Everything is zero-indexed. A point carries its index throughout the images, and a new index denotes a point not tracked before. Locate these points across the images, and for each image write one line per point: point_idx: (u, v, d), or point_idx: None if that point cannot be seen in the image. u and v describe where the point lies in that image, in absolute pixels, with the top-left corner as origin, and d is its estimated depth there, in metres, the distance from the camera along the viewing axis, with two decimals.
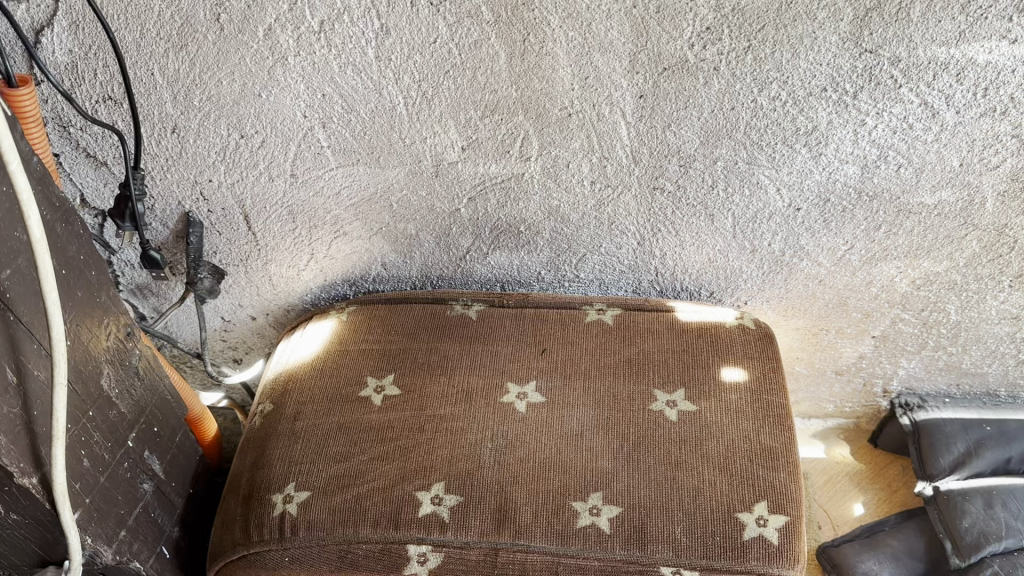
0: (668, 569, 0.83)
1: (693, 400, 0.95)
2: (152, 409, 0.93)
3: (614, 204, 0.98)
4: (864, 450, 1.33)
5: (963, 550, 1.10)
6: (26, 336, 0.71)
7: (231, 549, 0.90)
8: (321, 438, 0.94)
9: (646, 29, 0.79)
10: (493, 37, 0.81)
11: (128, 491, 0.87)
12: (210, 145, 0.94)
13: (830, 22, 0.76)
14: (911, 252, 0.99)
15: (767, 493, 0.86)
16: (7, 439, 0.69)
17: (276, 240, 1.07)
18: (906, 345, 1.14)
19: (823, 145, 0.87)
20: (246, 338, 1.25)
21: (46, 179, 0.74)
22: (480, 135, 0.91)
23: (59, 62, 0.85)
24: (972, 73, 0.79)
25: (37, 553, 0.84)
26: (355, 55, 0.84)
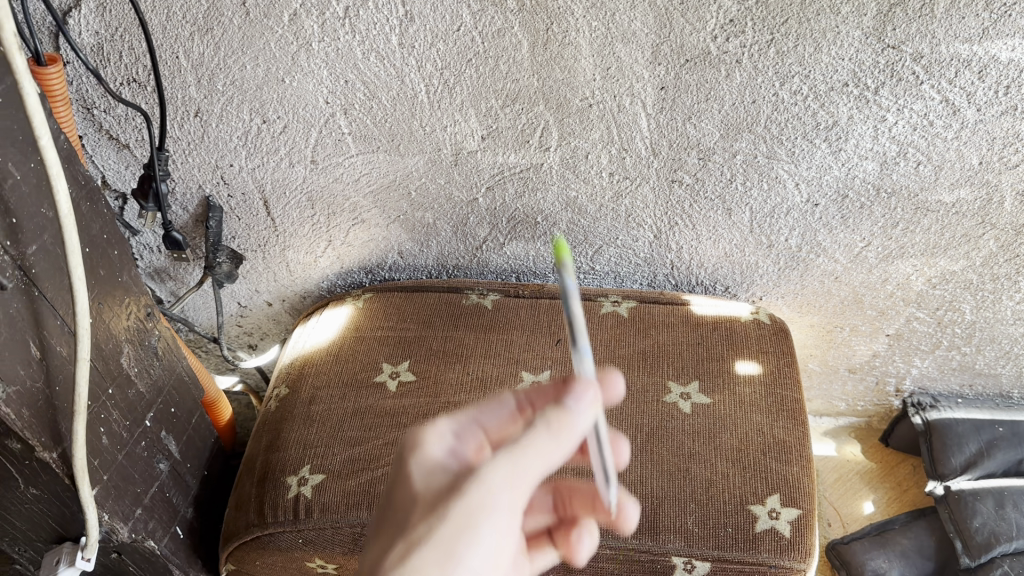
0: (679, 559, 0.83)
1: (707, 393, 0.95)
2: (170, 390, 0.94)
3: (632, 196, 0.98)
4: (875, 449, 1.32)
5: (973, 549, 1.11)
6: (50, 312, 0.72)
7: (245, 530, 0.91)
8: (336, 423, 0.95)
9: (670, 21, 0.79)
10: (517, 26, 0.82)
11: (144, 470, 0.88)
12: (232, 130, 0.95)
13: (854, 17, 0.77)
14: (928, 250, 0.98)
15: (780, 487, 0.87)
16: (29, 413, 0.70)
17: (294, 226, 1.08)
18: (919, 344, 1.14)
19: (843, 140, 0.88)
20: (261, 324, 1.26)
21: (72, 157, 0.75)
22: (501, 124, 0.92)
23: (87, 43, 0.86)
24: (994, 70, 0.78)
25: (55, 529, 0.85)
26: (378, 41, 0.85)
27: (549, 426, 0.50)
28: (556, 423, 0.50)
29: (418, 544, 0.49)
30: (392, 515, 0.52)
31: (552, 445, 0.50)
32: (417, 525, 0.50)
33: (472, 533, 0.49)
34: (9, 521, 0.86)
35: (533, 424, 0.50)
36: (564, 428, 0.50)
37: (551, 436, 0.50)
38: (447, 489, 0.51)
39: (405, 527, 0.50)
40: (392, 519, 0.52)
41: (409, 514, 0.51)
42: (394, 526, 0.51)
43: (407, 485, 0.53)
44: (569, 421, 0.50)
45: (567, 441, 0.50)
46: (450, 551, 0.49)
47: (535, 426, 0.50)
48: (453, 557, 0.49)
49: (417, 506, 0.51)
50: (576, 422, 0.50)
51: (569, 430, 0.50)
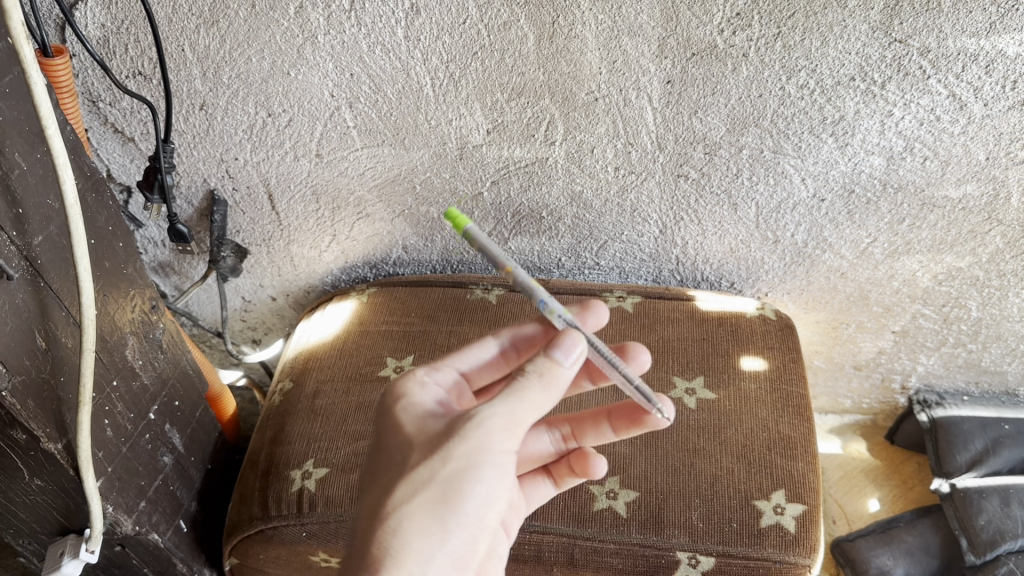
0: (684, 554, 0.83)
1: (712, 388, 0.95)
2: (174, 383, 0.94)
3: (637, 190, 0.98)
4: (881, 446, 1.32)
5: (978, 547, 1.10)
6: (55, 306, 0.72)
7: (249, 524, 0.91)
8: (340, 416, 0.95)
9: (676, 14, 0.79)
10: (523, 19, 0.82)
11: (148, 462, 0.88)
12: (237, 123, 0.95)
13: (861, 11, 0.76)
14: (935, 246, 0.98)
15: (786, 482, 0.86)
16: (33, 403, 0.70)
17: (299, 220, 1.08)
18: (925, 342, 1.14)
19: (849, 135, 0.87)
20: (265, 319, 1.26)
21: (78, 148, 0.75)
22: (506, 118, 0.92)
23: (93, 36, 0.86)
24: (1001, 65, 0.78)
25: (59, 521, 0.85)
26: (384, 34, 0.85)
27: (540, 376, 0.56)
28: (546, 374, 0.56)
29: (421, 482, 0.55)
30: (390, 458, 0.57)
31: (543, 393, 0.56)
32: (417, 466, 0.55)
33: (471, 469, 0.55)
34: (12, 513, 0.86)
35: (522, 375, 0.56)
36: (552, 378, 0.56)
37: (543, 386, 0.56)
38: (442, 431, 0.56)
39: (406, 467, 0.55)
40: (391, 461, 0.57)
41: (408, 458, 0.56)
42: (395, 467, 0.56)
43: (402, 429, 0.58)
44: (558, 371, 0.56)
45: (554, 390, 0.57)
46: (451, 485, 0.55)
47: (525, 378, 0.56)
48: (454, 490, 0.55)
49: (415, 447, 0.56)
50: (563, 372, 0.56)
51: (555, 379, 0.56)
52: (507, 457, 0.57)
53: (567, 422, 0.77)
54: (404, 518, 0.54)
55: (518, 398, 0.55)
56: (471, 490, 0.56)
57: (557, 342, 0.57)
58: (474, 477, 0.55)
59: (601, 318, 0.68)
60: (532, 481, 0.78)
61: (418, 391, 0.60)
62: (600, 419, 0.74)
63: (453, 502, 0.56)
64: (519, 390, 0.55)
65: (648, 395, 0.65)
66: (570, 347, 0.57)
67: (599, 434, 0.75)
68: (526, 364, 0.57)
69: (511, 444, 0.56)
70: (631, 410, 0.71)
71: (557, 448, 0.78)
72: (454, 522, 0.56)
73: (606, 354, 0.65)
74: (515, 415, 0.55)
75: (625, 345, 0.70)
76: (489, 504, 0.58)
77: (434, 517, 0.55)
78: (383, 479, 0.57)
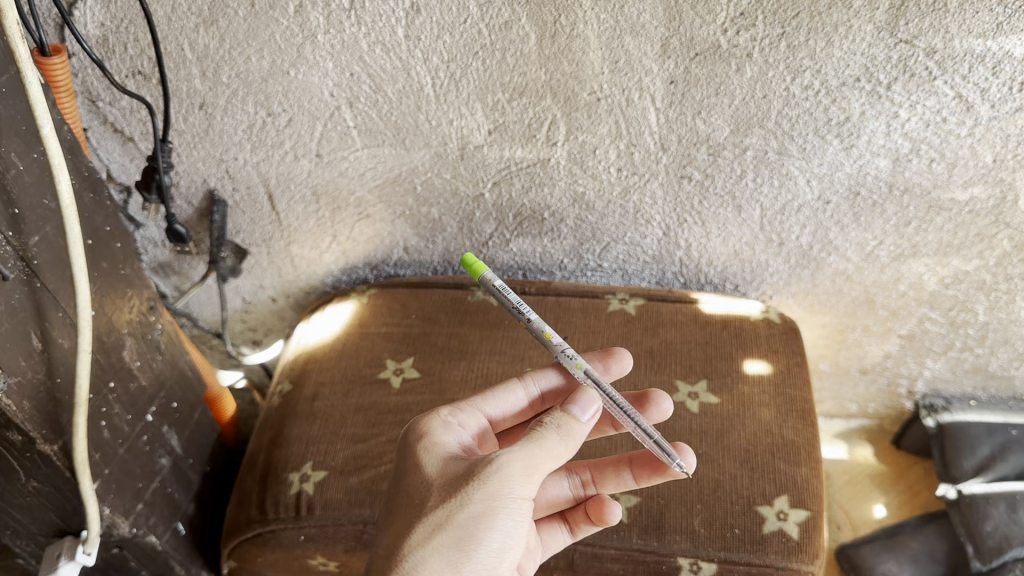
0: (686, 561, 0.81)
1: (715, 392, 0.94)
2: (172, 384, 0.93)
3: (640, 192, 0.97)
4: (888, 450, 1.30)
5: (984, 553, 1.10)
6: (51, 304, 0.70)
7: (247, 526, 0.90)
8: (340, 420, 0.94)
9: (679, 13, 0.78)
10: (524, 19, 0.81)
11: (145, 464, 0.87)
12: (236, 123, 0.95)
13: (866, 11, 0.75)
14: (941, 249, 0.97)
15: (789, 487, 0.85)
16: (29, 404, 0.69)
17: (300, 221, 1.07)
18: (932, 346, 1.12)
19: (854, 136, 0.86)
20: (265, 320, 1.25)
21: (75, 148, 0.74)
22: (508, 118, 0.91)
23: (92, 35, 0.86)
24: (1008, 66, 0.77)
25: (55, 523, 0.84)
26: (384, 34, 0.84)
27: (558, 429, 0.62)
28: (564, 427, 0.62)
29: (439, 523, 0.58)
30: (408, 499, 0.61)
31: (560, 446, 0.61)
32: (435, 508, 0.58)
33: (488, 514, 0.58)
34: (9, 514, 0.85)
35: (543, 427, 0.61)
36: (570, 431, 0.62)
37: (560, 439, 0.61)
38: (463, 473, 0.60)
39: (426, 508, 0.59)
40: (410, 503, 0.60)
41: (427, 497, 0.60)
42: (415, 507, 0.60)
43: (423, 470, 0.62)
44: (575, 426, 0.62)
45: (572, 442, 0.62)
46: (468, 530, 0.58)
47: (545, 429, 0.61)
48: (472, 535, 0.58)
49: (435, 489, 0.60)
50: (580, 427, 0.63)
51: (573, 434, 0.62)
52: (525, 507, 0.60)
53: (589, 468, 0.79)
54: (420, 558, 0.57)
55: (537, 446, 0.60)
56: (488, 538, 0.58)
57: (575, 400, 0.64)
58: (492, 523, 0.58)
59: (623, 367, 0.76)
60: (548, 526, 0.79)
61: (443, 434, 0.65)
62: (621, 466, 0.77)
63: (468, 549, 0.58)
64: (539, 439, 0.61)
65: (666, 449, 0.69)
66: (587, 405, 0.64)
67: (620, 482, 0.77)
68: (546, 417, 0.63)
69: (529, 494, 0.60)
70: (653, 459, 0.74)
71: (574, 494, 0.78)
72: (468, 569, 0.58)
73: (620, 404, 0.70)
74: (533, 462, 0.59)
75: (647, 393, 0.75)
76: (505, 556, 0.60)
77: (449, 562, 0.57)
78: (401, 519, 0.60)
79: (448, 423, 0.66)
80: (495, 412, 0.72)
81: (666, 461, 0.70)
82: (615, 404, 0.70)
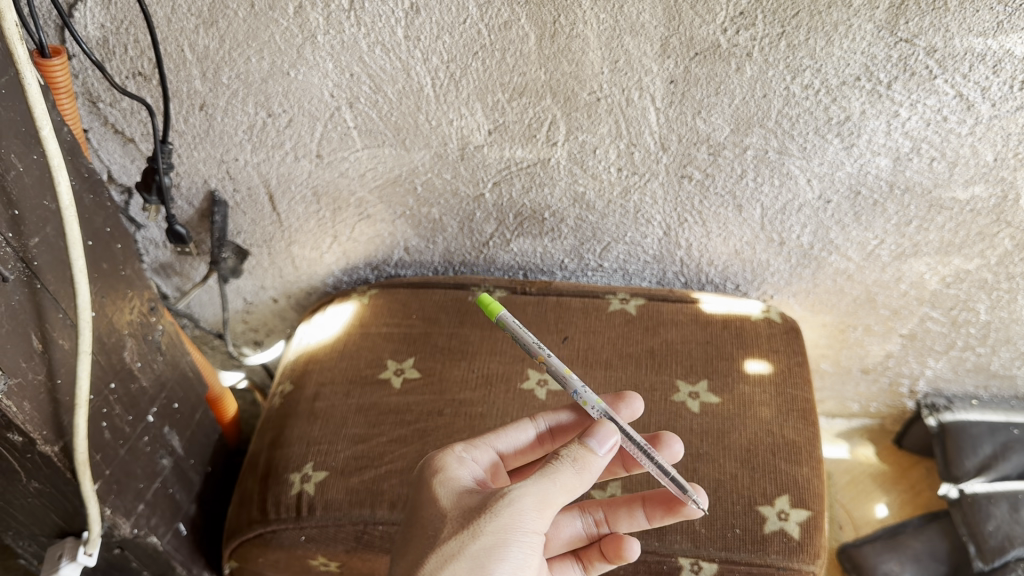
0: (686, 561, 0.81)
1: (716, 392, 0.94)
2: (173, 385, 0.93)
3: (640, 191, 0.97)
4: (889, 450, 1.30)
5: (986, 553, 1.10)
6: (51, 305, 0.70)
7: (247, 526, 0.90)
8: (341, 421, 0.94)
9: (679, 13, 0.78)
10: (524, 19, 0.81)
11: (146, 465, 0.88)
12: (237, 124, 0.95)
13: (866, 10, 0.75)
14: (942, 249, 0.96)
15: (791, 487, 0.85)
16: (29, 405, 0.69)
17: (300, 221, 1.07)
18: (933, 345, 1.12)
19: (855, 135, 0.86)
20: (267, 320, 1.25)
21: (75, 149, 0.74)
22: (507, 118, 0.91)
23: (92, 36, 0.86)
24: (1009, 65, 0.77)
25: (57, 523, 0.84)
26: (384, 34, 0.84)
27: (574, 462, 0.62)
28: (579, 460, 0.62)
29: (452, 553, 0.58)
30: (421, 530, 0.61)
31: (574, 479, 0.61)
32: (449, 538, 0.59)
33: (500, 546, 0.58)
34: (11, 515, 0.85)
35: (557, 461, 0.61)
36: (585, 464, 0.62)
37: (575, 472, 0.61)
38: (477, 505, 0.60)
39: (440, 538, 0.59)
40: (424, 533, 0.61)
41: (441, 528, 0.60)
42: (429, 538, 0.60)
43: (438, 501, 0.62)
44: (592, 459, 0.62)
45: (587, 475, 0.62)
46: (481, 561, 0.57)
47: (560, 462, 0.61)
48: (484, 566, 0.57)
49: (449, 520, 0.60)
50: (596, 460, 0.62)
51: (588, 468, 0.62)
52: (537, 540, 0.60)
53: (601, 507, 0.77)
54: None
55: (551, 480, 0.60)
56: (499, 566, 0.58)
57: (593, 432, 0.64)
58: (504, 553, 0.58)
59: (633, 410, 0.75)
60: (559, 564, 0.76)
61: (457, 468, 0.65)
62: (634, 504, 0.76)
63: None
64: (553, 472, 0.61)
65: (682, 486, 0.71)
66: (604, 438, 0.64)
67: (633, 520, 0.76)
68: (562, 450, 0.63)
69: (542, 525, 0.60)
70: (666, 497, 0.74)
71: (587, 532, 0.77)
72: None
73: (638, 443, 0.70)
74: (547, 496, 0.60)
75: (659, 433, 0.76)
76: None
77: None
78: (415, 550, 0.60)
79: (461, 458, 0.67)
80: (506, 449, 0.73)
81: (682, 498, 0.71)
82: (632, 441, 0.71)
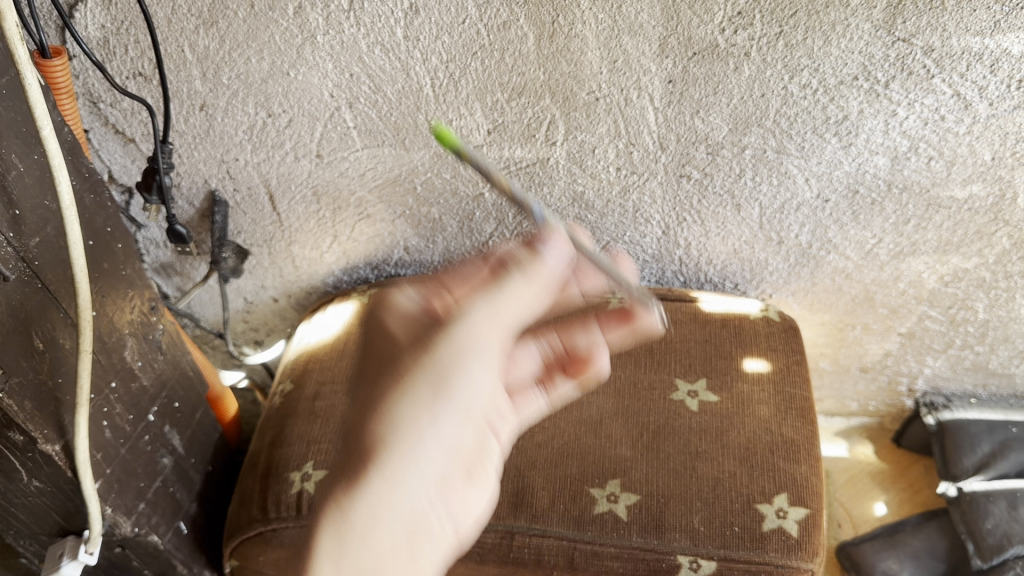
0: (685, 559, 0.81)
1: (715, 391, 0.94)
2: (174, 384, 0.93)
3: (639, 191, 0.97)
4: (888, 449, 1.30)
5: (985, 551, 1.10)
6: (52, 304, 0.71)
7: (248, 525, 0.91)
8: (341, 420, 0.95)
9: (677, 13, 0.78)
10: (522, 19, 0.81)
11: (147, 463, 0.88)
12: (237, 124, 0.95)
13: (863, 9, 0.75)
14: (940, 248, 0.97)
15: (789, 485, 0.85)
16: (30, 404, 0.70)
17: (300, 221, 1.07)
18: (932, 344, 1.12)
19: (853, 135, 0.86)
20: (267, 320, 1.25)
21: (76, 149, 0.74)
22: (507, 118, 0.91)
23: (92, 37, 0.86)
24: (1006, 64, 0.77)
25: (58, 522, 0.84)
26: (383, 34, 0.84)
27: (520, 268, 0.50)
28: (528, 267, 0.51)
29: (403, 380, 0.50)
30: (371, 363, 0.52)
31: (527, 288, 0.50)
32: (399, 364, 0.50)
33: (454, 364, 0.51)
34: (12, 514, 0.85)
35: (503, 267, 0.51)
36: (535, 270, 0.51)
37: (525, 280, 0.50)
38: (419, 333, 0.51)
39: (388, 366, 0.51)
40: (375, 360, 0.52)
41: (391, 359, 0.51)
42: (378, 366, 0.51)
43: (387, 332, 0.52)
44: (541, 266, 0.51)
45: (540, 282, 0.51)
46: (437, 379, 0.51)
47: (505, 270, 0.50)
48: (443, 385, 0.51)
49: (398, 351, 0.51)
50: (546, 267, 0.51)
51: (542, 267, 0.51)
52: (495, 352, 0.52)
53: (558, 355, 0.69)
54: (398, 429, 0.51)
55: (496, 290, 0.50)
56: (462, 393, 0.52)
57: (542, 236, 0.52)
58: (460, 375, 0.51)
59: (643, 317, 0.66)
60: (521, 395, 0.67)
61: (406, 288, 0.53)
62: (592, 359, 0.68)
63: (444, 395, 0.51)
64: (498, 283, 0.50)
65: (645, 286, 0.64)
66: (555, 244, 0.51)
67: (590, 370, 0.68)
68: (506, 254, 0.51)
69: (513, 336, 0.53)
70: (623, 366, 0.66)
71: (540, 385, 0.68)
72: (445, 419, 0.53)
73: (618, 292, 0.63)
74: (497, 308, 0.50)
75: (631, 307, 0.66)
76: (483, 392, 0.55)
77: (421, 403, 0.51)
78: (366, 372, 0.52)
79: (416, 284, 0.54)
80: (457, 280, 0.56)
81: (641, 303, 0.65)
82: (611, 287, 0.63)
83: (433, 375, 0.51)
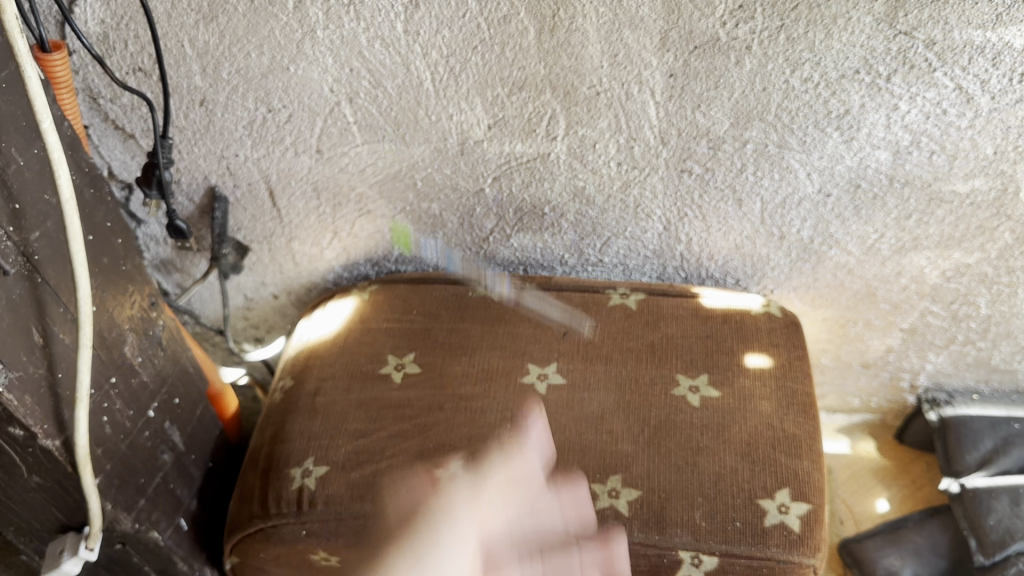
0: (686, 554, 0.82)
1: (716, 386, 0.94)
2: (174, 380, 0.93)
3: (640, 186, 0.97)
4: (890, 445, 1.30)
5: (987, 547, 1.09)
6: (53, 299, 0.71)
7: (249, 522, 0.90)
8: (341, 415, 0.94)
9: (677, 6, 0.78)
10: (522, 12, 0.81)
11: (147, 459, 0.88)
12: (237, 119, 0.95)
13: (865, 2, 0.75)
14: (942, 242, 0.96)
15: (790, 480, 0.85)
16: (30, 400, 0.69)
17: (300, 217, 1.07)
18: (934, 340, 1.12)
19: (855, 129, 0.86)
20: (268, 317, 1.25)
21: (76, 144, 0.74)
22: (507, 113, 0.91)
23: (92, 32, 0.86)
24: (1008, 57, 0.77)
25: (58, 518, 0.84)
26: (384, 29, 0.84)
27: (465, 473, 0.62)
28: (471, 469, 0.62)
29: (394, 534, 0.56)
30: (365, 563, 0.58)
31: (473, 492, 0.60)
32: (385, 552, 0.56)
33: (431, 536, 0.57)
34: (12, 510, 0.85)
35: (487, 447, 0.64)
36: (481, 472, 0.62)
37: (470, 482, 0.61)
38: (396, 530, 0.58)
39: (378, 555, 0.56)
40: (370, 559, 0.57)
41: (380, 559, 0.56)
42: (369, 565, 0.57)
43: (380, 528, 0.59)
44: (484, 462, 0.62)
45: (495, 474, 0.62)
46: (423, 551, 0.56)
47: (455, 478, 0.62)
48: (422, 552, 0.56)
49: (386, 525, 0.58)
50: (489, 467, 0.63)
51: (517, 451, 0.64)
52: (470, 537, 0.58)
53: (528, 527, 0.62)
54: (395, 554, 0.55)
55: (453, 488, 0.60)
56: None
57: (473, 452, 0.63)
58: (441, 539, 0.57)
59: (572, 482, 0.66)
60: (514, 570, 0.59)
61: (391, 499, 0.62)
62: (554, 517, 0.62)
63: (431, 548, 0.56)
64: (454, 492, 0.60)
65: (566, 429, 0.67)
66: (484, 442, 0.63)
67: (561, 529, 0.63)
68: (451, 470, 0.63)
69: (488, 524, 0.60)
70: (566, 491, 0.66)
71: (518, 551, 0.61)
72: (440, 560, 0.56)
73: None
74: (459, 504, 0.59)
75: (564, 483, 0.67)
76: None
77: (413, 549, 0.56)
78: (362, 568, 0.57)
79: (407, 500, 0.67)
80: None
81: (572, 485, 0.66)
82: None
83: (414, 534, 0.57)
